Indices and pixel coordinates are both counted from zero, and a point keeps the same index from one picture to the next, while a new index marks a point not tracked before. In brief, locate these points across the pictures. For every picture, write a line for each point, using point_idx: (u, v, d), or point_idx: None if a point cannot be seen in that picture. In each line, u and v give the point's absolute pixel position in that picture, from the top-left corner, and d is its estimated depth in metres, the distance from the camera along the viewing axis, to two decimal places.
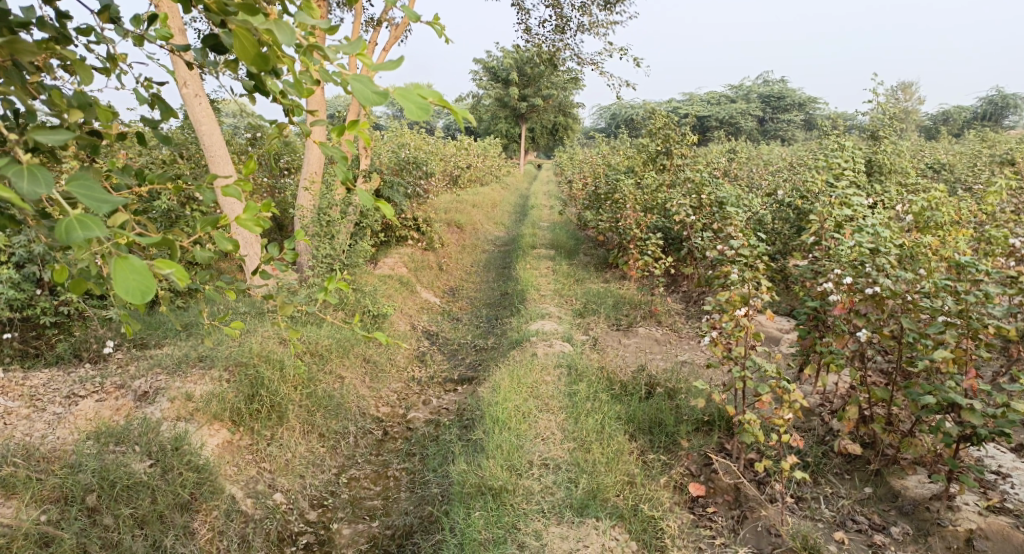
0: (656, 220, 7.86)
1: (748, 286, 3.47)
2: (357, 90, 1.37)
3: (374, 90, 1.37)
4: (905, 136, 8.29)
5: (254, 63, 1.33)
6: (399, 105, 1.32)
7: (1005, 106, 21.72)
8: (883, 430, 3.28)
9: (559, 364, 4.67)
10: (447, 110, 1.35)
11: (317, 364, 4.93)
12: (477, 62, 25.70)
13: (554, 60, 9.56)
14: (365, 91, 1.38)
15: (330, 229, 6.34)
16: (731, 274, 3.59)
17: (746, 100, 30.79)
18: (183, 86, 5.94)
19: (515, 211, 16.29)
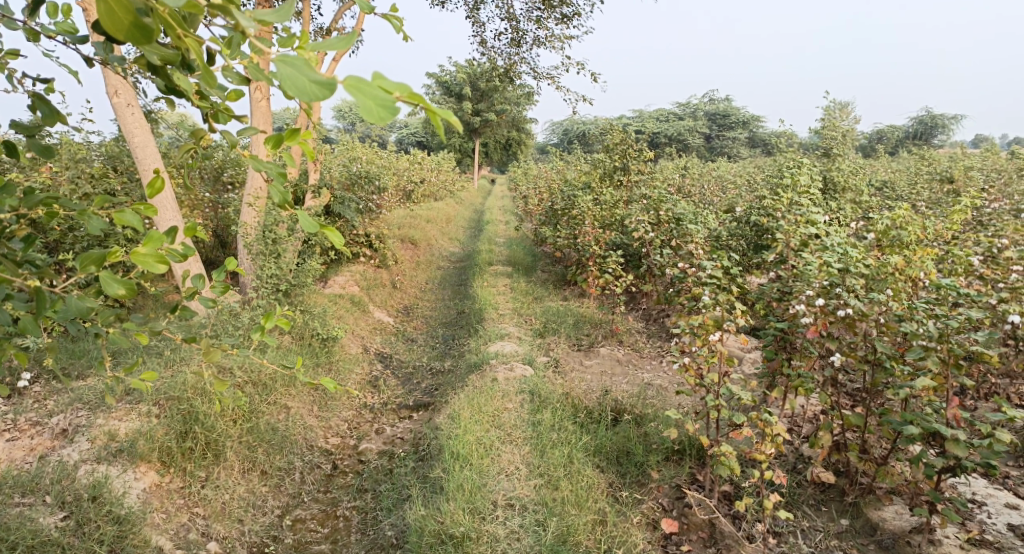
0: (614, 237, 7.74)
1: (720, 309, 3.33)
2: (289, 84, 1.21)
3: (315, 80, 1.23)
4: (854, 154, 8.42)
5: (130, 35, 1.26)
6: (355, 101, 1.18)
7: (935, 126, 22.69)
8: (858, 458, 3.16)
9: (521, 390, 4.44)
10: (411, 102, 1.23)
11: (259, 394, 4.57)
12: (431, 77, 25.47)
13: (510, 74, 9.41)
14: (301, 85, 1.22)
15: (276, 247, 5.98)
16: (702, 296, 3.44)
17: (694, 118, 31.42)
18: (114, 95, 5.55)
19: (470, 226, 16.06)
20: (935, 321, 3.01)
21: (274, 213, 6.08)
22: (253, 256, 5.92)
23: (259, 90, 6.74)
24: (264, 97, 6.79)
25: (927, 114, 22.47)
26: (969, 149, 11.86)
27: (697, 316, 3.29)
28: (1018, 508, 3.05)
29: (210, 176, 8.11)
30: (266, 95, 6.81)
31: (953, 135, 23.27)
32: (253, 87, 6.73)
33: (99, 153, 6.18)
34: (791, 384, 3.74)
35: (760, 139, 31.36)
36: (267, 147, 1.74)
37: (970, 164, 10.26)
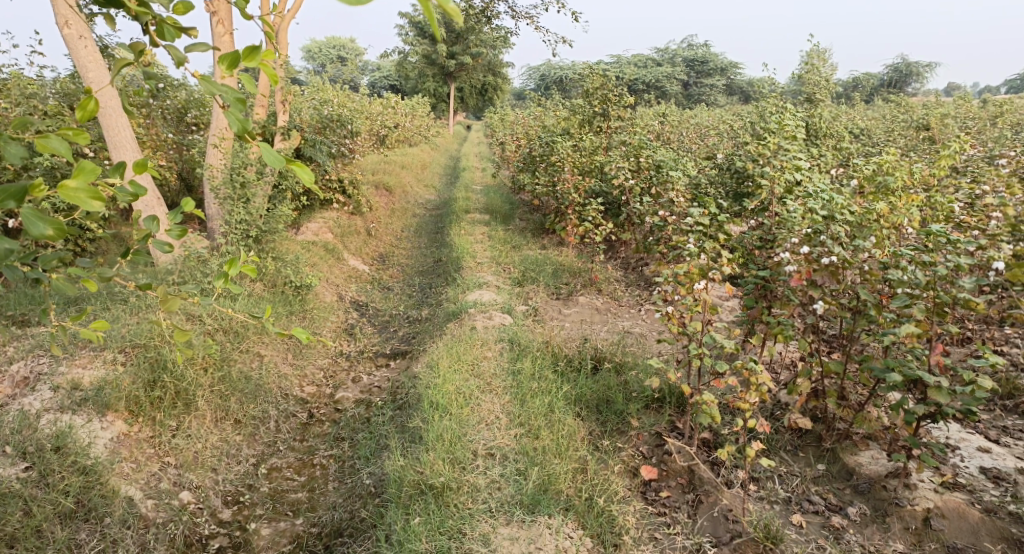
0: (594, 185, 7.62)
1: (705, 257, 3.26)
2: None
3: None
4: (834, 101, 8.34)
5: None
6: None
7: (910, 75, 22.63)
8: (837, 405, 3.18)
9: (500, 338, 4.39)
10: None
11: (231, 343, 4.45)
12: (404, 17, 24.56)
13: (487, 13, 9.06)
14: None
15: (244, 192, 5.75)
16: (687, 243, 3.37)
17: (672, 64, 30.92)
18: (64, 25, 5.19)
19: (446, 173, 15.77)
20: (921, 268, 2.99)
21: (243, 155, 5.82)
22: (221, 200, 5.69)
23: (222, 24, 6.38)
24: (228, 32, 6.45)
25: (903, 62, 22.39)
26: (946, 98, 11.85)
27: (681, 263, 3.23)
28: (990, 452, 3.11)
29: (174, 117, 7.75)
30: (230, 29, 6.46)
31: (928, 84, 23.26)
32: (216, 21, 6.36)
33: (52, 90, 5.83)
34: (772, 331, 3.73)
35: (738, 87, 31.10)
36: (222, 67, 1.60)
37: (947, 112, 10.25)
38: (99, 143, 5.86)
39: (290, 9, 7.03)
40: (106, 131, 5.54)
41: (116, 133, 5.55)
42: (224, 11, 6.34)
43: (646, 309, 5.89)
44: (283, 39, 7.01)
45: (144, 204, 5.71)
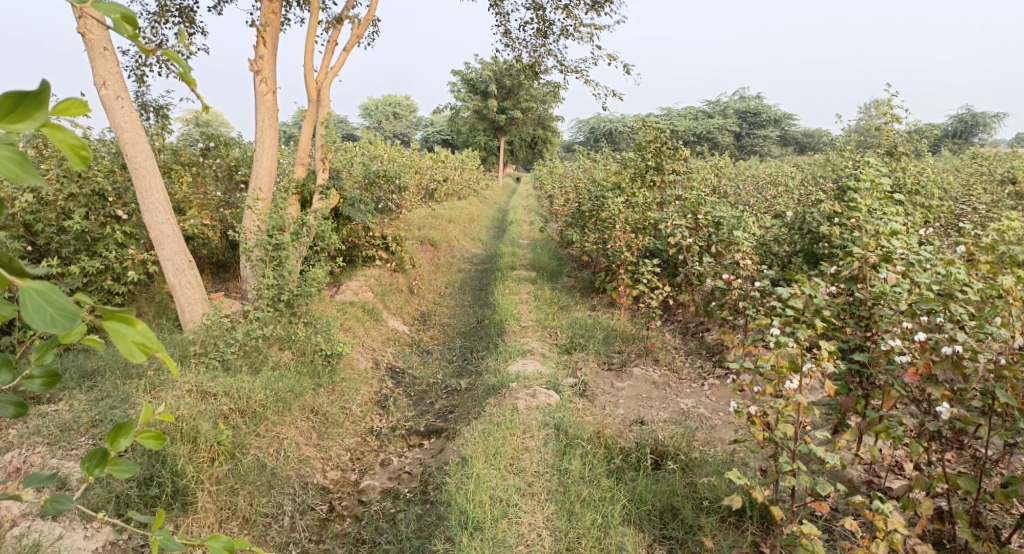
0: (648, 243, 7.09)
1: (796, 347, 2.67)
2: None
3: None
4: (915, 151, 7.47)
5: None
6: None
7: (976, 124, 21.45)
8: (973, 537, 2.49)
9: (544, 425, 3.91)
10: None
11: (247, 425, 4.03)
12: (456, 73, 25.00)
13: (535, 66, 8.80)
14: None
15: (276, 254, 5.43)
16: (773, 328, 2.78)
17: (724, 116, 30.42)
18: (102, 87, 5.06)
19: (494, 225, 15.50)
20: None
21: (278, 216, 5.58)
22: (253, 262, 5.39)
23: (265, 82, 6.26)
24: (271, 90, 6.31)
25: (969, 111, 21.27)
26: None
27: (767, 355, 2.65)
28: None
29: (222, 175, 7.67)
30: (273, 88, 6.33)
31: (997, 133, 21.99)
32: (258, 80, 6.26)
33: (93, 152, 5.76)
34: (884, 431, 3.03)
35: (791, 137, 30.35)
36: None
37: None
38: (134, 205, 5.69)
39: (333, 66, 6.90)
40: (139, 193, 5.28)
41: (149, 195, 5.30)
42: (267, 70, 6.25)
43: (710, 385, 5.23)
44: (325, 96, 6.85)
45: (172, 268, 5.42)
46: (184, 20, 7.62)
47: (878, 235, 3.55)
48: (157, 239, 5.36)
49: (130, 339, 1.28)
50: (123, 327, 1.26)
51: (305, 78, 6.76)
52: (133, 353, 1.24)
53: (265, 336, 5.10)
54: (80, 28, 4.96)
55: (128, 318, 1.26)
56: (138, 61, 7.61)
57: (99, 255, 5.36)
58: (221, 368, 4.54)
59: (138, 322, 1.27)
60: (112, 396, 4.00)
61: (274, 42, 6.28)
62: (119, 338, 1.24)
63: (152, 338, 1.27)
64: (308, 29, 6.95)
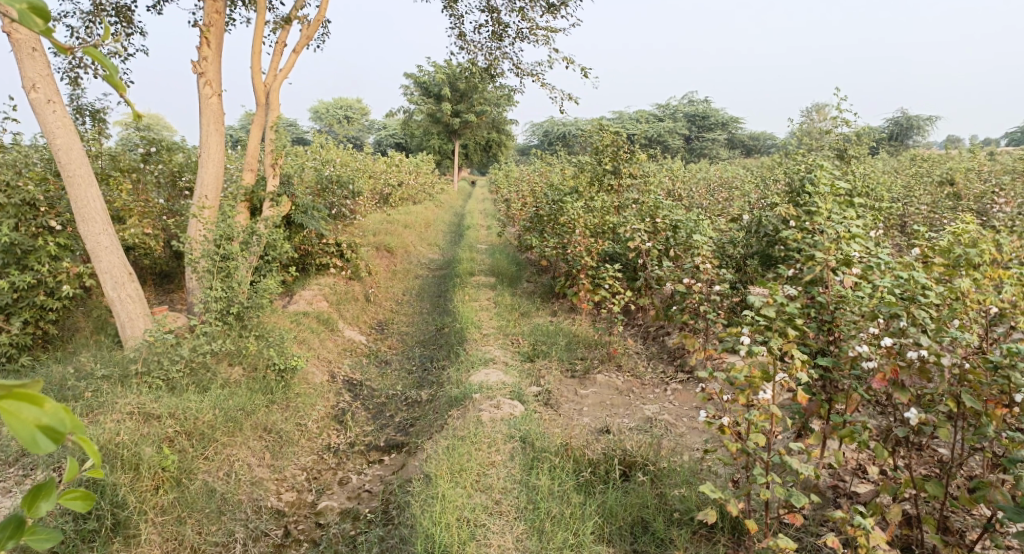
0: (607, 247, 7.07)
1: (768, 357, 2.63)
2: None
3: None
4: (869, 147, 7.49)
5: None
6: None
7: (911, 127, 22.32)
8: (944, 543, 2.49)
9: (510, 437, 3.81)
10: None
11: (195, 448, 3.81)
12: (409, 76, 24.73)
13: (490, 70, 8.71)
14: None
15: (224, 265, 5.18)
16: (743, 337, 2.74)
17: (674, 119, 30.93)
18: (31, 90, 4.74)
19: (451, 230, 15.34)
20: None
21: (226, 225, 5.33)
22: (199, 274, 5.13)
23: (209, 85, 6.00)
24: (216, 94, 6.05)
25: (904, 115, 22.08)
26: (967, 150, 11.30)
27: (741, 366, 2.61)
28: None
29: (165, 182, 7.22)
30: (218, 91, 6.07)
31: (931, 135, 22.92)
32: (201, 83, 5.99)
33: (24, 159, 5.41)
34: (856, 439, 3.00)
35: (740, 141, 31.07)
36: None
37: (974, 162, 9.67)
38: (68, 214, 5.36)
39: (282, 68, 6.66)
40: (74, 203, 4.97)
41: (84, 204, 4.99)
42: (212, 73, 5.99)
43: (673, 390, 5.21)
44: (274, 100, 6.61)
45: (111, 282, 5.11)
46: (121, 20, 7.27)
47: (838, 239, 3.57)
48: (94, 250, 5.04)
49: (35, 421, 1.20)
50: (30, 407, 1.20)
51: (252, 81, 6.52)
52: (40, 438, 1.18)
53: (214, 351, 4.85)
54: (5, 27, 4.63)
55: (38, 397, 1.20)
56: (71, 63, 7.23)
57: (31, 268, 5.02)
58: (166, 388, 4.28)
59: (46, 403, 1.20)
60: None
61: (218, 43, 6.03)
62: (21, 420, 1.18)
63: (60, 421, 1.20)
64: (255, 31, 6.71)
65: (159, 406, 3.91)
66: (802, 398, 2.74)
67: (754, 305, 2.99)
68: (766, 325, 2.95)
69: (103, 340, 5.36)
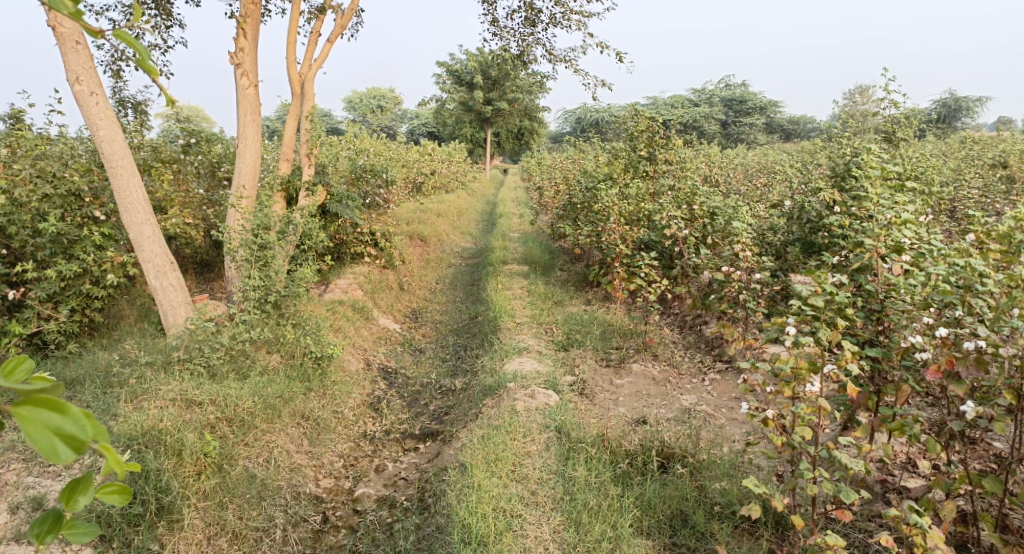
0: (643, 235, 6.95)
1: (816, 348, 2.54)
2: None
3: None
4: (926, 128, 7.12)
5: None
6: None
7: (959, 109, 21.48)
8: (1002, 542, 2.38)
9: (545, 427, 3.79)
10: None
11: (235, 435, 3.87)
12: (441, 65, 24.72)
13: (523, 55, 8.62)
14: None
15: (262, 254, 5.24)
16: (788, 327, 2.65)
17: (710, 104, 30.32)
18: (75, 82, 4.84)
19: (483, 218, 15.34)
20: None
21: (263, 214, 5.39)
22: (238, 263, 5.19)
23: (246, 75, 6.05)
24: (252, 84, 6.10)
25: (951, 96, 21.23)
26: (1021, 132, 10.82)
27: (787, 357, 2.53)
28: None
29: (204, 172, 7.43)
30: (254, 81, 6.12)
31: (980, 117, 22.03)
32: (238, 73, 6.05)
33: (70, 151, 5.54)
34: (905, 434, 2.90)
35: (777, 125, 30.33)
36: None
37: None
38: (111, 205, 5.48)
39: (316, 58, 6.69)
40: (117, 193, 5.07)
41: (127, 194, 5.09)
42: (248, 63, 6.04)
43: (711, 381, 5.12)
44: (309, 90, 6.65)
45: (154, 271, 5.21)
46: (160, 13, 7.39)
47: (888, 225, 3.43)
48: (136, 239, 5.14)
49: (58, 430, 1.20)
50: (54, 416, 1.19)
51: (288, 71, 6.55)
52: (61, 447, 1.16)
53: (252, 339, 4.92)
54: (50, 21, 4.73)
55: (62, 406, 1.19)
56: (113, 56, 7.38)
57: (77, 257, 5.15)
58: (206, 375, 4.35)
59: (68, 410, 1.19)
60: (95, 405, 3.84)
61: (254, 34, 6.07)
62: (41, 428, 1.17)
63: (82, 431, 1.19)
64: (289, 21, 6.74)
65: (201, 392, 3.98)
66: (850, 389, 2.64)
67: (801, 294, 2.89)
68: (812, 314, 2.85)
69: (147, 328, 5.48)
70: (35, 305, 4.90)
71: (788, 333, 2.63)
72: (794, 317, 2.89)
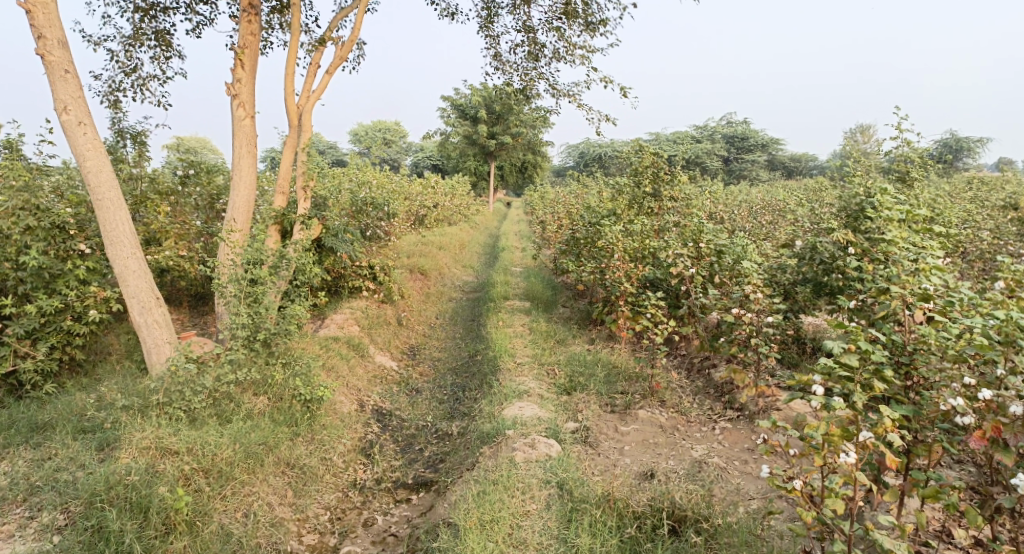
0: (648, 273, 6.73)
1: (850, 412, 2.31)
2: None
3: None
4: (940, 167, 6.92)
5: None
6: None
7: (961, 148, 21.46)
8: None
9: (545, 483, 3.53)
10: None
11: (211, 487, 3.63)
12: (446, 100, 24.88)
13: (526, 90, 8.52)
14: None
15: (252, 289, 4.99)
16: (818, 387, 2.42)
17: (712, 140, 30.40)
18: (63, 112, 4.71)
19: (485, 252, 15.16)
20: None
21: (255, 249, 5.19)
22: (227, 299, 4.95)
23: (243, 106, 5.92)
24: (249, 115, 5.97)
25: (954, 135, 21.15)
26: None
27: (817, 423, 2.33)
28: None
29: (202, 205, 7.25)
30: (251, 113, 5.98)
31: (983, 156, 21.97)
32: (236, 104, 5.92)
33: (60, 184, 5.39)
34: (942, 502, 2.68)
35: (779, 162, 30.40)
36: None
37: None
38: (97, 238, 5.30)
39: (315, 89, 6.57)
40: (103, 226, 4.88)
41: (113, 227, 4.90)
42: (245, 94, 5.91)
43: (721, 429, 4.85)
44: (307, 121, 6.51)
45: (138, 307, 4.98)
46: (161, 44, 7.31)
47: (915, 272, 3.22)
48: (122, 274, 4.93)
49: None
50: None
51: (286, 102, 6.43)
52: None
53: (238, 380, 4.62)
54: (39, 49, 4.63)
55: None
56: (111, 86, 7.28)
57: (59, 292, 4.94)
58: (186, 421, 4.09)
59: None
60: (62, 455, 3.63)
61: (252, 65, 5.96)
62: None
63: None
64: (289, 52, 6.64)
65: (177, 440, 3.72)
66: (889, 458, 2.44)
67: (831, 351, 2.68)
68: (842, 374, 2.63)
69: (131, 368, 5.25)
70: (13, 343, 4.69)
71: (816, 395, 2.43)
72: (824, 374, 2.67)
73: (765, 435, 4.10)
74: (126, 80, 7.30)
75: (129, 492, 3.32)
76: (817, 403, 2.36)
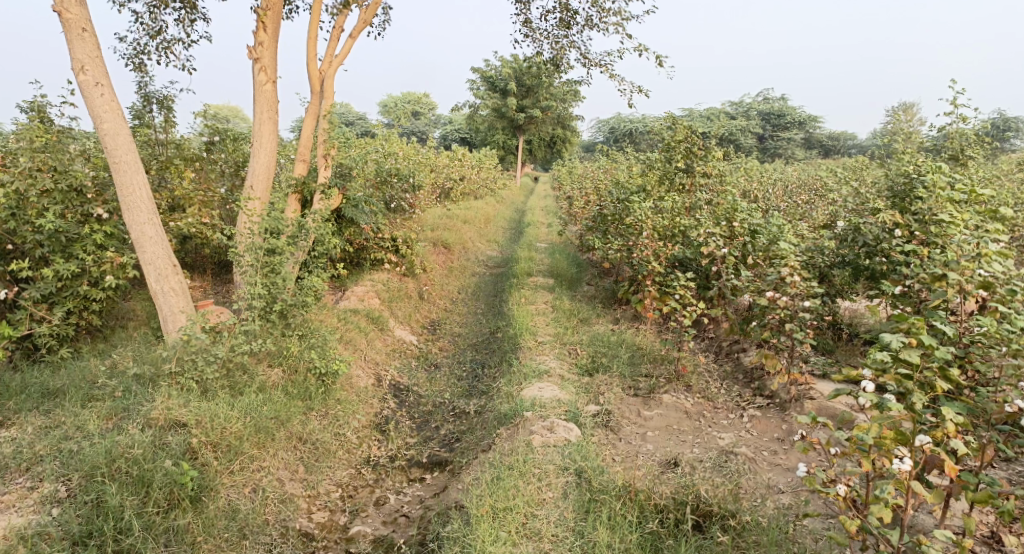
0: (678, 251, 6.46)
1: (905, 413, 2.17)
2: None
3: None
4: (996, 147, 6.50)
5: None
6: None
7: (1009, 129, 20.48)
8: None
9: (563, 470, 3.36)
10: None
11: (219, 461, 3.55)
12: (475, 71, 24.47)
13: (557, 59, 8.21)
14: None
15: (269, 259, 4.85)
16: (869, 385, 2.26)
17: (747, 117, 29.52)
18: (80, 71, 4.59)
19: (511, 227, 14.93)
20: None
21: (274, 218, 5.07)
22: (244, 268, 4.83)
23: (265, 71, 5.74)
24: (271, 80, 5.79)
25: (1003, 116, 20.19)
26: None
27: (868, 424, 2.19)
28: None
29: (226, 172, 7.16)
30: (273, 77, 5.81)
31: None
32: (257, 68, 5.75)
33: (78, 146, 5.31)
34: (997, 509, 2.46)
35: (816, 141, 29.48)
36: None
37: None
38: (115, 202, 5.16)
39: (338, 54, 6.37)
40: (119, 190, 4.78)
41: (130, 192, 4.79)
42: (267, 58, 5.73)
43: (750, 417, 4.63)
44: (329, 87, 6.33)
45: (154, 274, 4.89)
46: (185, 6, 7.16)
47: (976, 259, 2.95)
48: (138, 240, 4.83)
49: None
50: None
51: (308, 67, 6.25)
52: None
53: (253, 351, 4.51)
54: (56, 6, 4.50)
55: None
56: (136, 49, 7.16)
57: (76, 256, 4.87)
58: (197, 392, 3.99)
59: None
60: (68, 426, 3.57)
61: (275, 28, 5.77)
62: None
63: None
64: (312, 15, 6.43)
65: (186, 412, 3.64)
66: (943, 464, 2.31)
67: (888, 343, 2.46)
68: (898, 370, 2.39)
69: (148, 336, 5.20)
70: (29, 308, 4.64)
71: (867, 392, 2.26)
72: (876, 368, 2.46)
73: (803, 430, 3.87)
74: (151, 43, 7.18)
75: (130, 468, 3.25)
76: (868, 402, 2.19)
